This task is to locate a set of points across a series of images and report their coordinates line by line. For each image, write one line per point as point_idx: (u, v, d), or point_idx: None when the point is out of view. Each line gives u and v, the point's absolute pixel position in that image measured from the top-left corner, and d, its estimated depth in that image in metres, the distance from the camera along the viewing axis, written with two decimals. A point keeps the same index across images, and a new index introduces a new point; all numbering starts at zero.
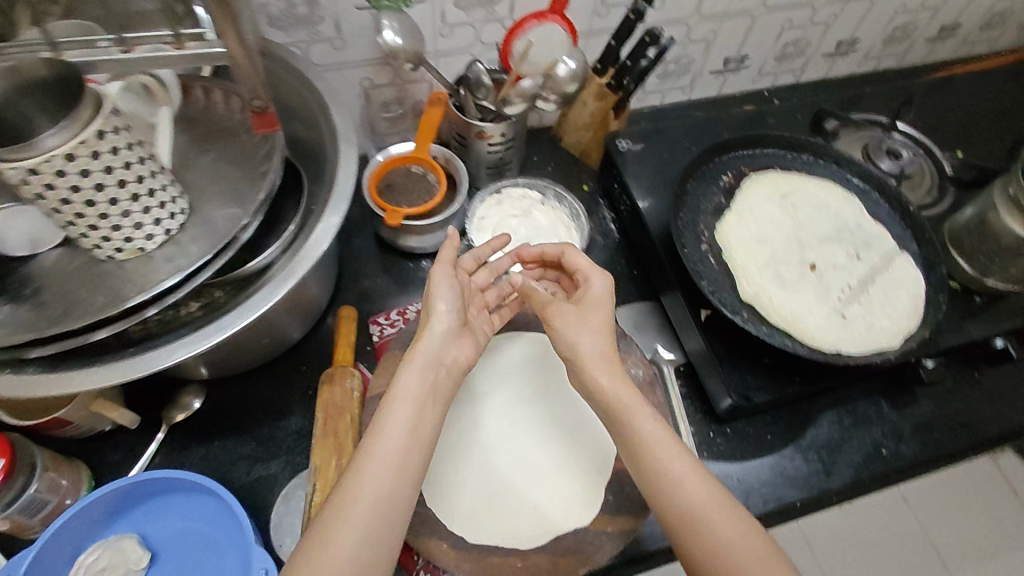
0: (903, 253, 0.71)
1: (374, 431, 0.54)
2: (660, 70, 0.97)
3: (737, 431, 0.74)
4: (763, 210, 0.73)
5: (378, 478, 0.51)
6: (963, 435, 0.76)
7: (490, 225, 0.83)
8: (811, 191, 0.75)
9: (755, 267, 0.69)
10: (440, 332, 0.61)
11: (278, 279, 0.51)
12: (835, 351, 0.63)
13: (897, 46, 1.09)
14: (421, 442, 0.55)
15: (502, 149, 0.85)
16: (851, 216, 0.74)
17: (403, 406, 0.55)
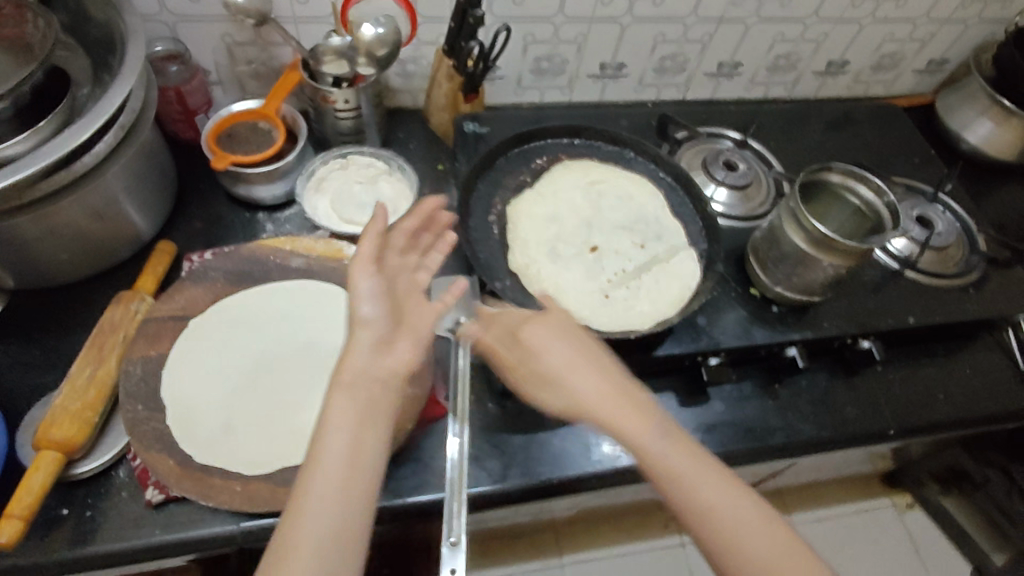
0: (690, 249, 0.76)
1: (313, 448, 0.51)
2: (534, 67, 1.00)
3: (517, 405, 0.76)
4: (566, 195, 0.79)
5: (323, 514, 0.49)
6: (745, 439, 0.76)
7: (329, 186, 0.86)
8: (619, 184, 0.81)
9: (535, 242, 0.75)
10: (367, 341, 0.55)
11: (7, 170, 0.56)
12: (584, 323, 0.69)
13: (783, 74, 1.12)
14: (356, 476, 0.51)
15: (352, 117, 0.88)
16: (651, 209, 0.79)
17: (338, 431, 0.52)
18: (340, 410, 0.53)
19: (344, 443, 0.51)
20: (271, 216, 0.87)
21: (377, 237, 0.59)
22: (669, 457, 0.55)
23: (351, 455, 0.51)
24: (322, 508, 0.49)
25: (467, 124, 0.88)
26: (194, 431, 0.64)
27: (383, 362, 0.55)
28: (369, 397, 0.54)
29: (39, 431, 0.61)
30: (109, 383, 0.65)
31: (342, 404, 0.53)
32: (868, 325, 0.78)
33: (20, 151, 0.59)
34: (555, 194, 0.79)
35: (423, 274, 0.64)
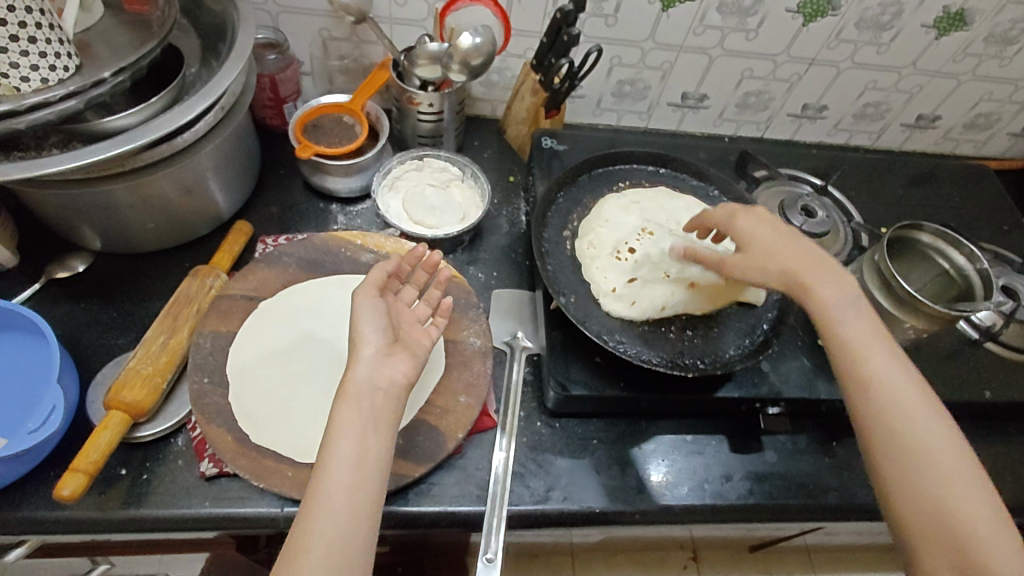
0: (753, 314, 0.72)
1: (324, 450, 0.52)
2: (615, 89, 1.00)
3: (565, 427, 0.75)
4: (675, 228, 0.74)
5: (329, 509, 0.49)
6: (796, 494, 0.73)
7: (403, 186, 0.88)
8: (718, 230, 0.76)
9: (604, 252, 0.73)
10: (368, 355, 0.58)
11: (119, 139, 0.59)
12: (624, 346, 0.68)
13: (868, 123, 1.09)
14: (366, 476, 0.51)
15: (433, 121, 0.89)
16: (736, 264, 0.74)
17: (343, 436, 0.52)
18: (347, 416, 0.53)
19: (349, 448, 0.52)
20: (344, 208, 0.89)
21: (382, 268, 0.65)
22: (854, 326, 0.57)
23: (359, 458, 0.52)
24: (333, 506, 0.49)
25: (545, 139, 0.90)
26: (252, 410, 0.65)
27: (383, 372, 0.57)
28: (373, 404, 0.54)
29: (110, 391, 0.63)
30: (179, 352, 0.67)
31: (350, 412, 0.53)
32: (940, 393, 0.75)
33: (127, 123, 0.62)
34: (660, 221, 0.75)
35: (420, 308, 0.68)
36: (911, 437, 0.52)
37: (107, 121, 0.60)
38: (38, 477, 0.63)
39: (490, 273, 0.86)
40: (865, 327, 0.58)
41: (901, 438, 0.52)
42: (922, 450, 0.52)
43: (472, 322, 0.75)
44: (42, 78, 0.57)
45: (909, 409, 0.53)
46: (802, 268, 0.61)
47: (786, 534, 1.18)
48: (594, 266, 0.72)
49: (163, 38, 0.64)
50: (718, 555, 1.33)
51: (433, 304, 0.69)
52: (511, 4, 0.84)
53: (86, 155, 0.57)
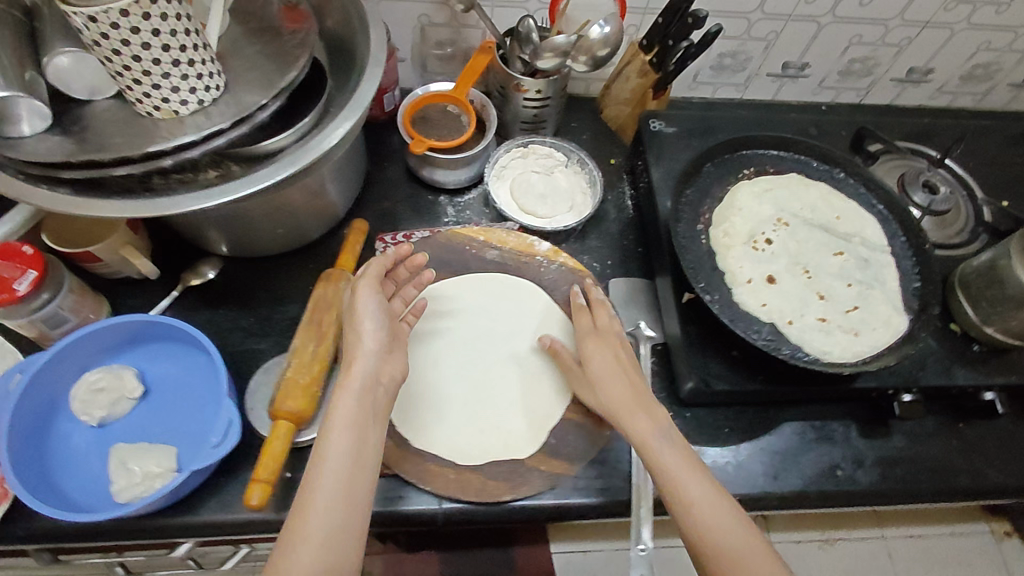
0: (902, 303, 0.69)
1: (323, 435, 0.56)
2: (715, 62, 0.97)
3: (697, 418, 0.76)
4: (810, 220, 0.73)
5: (330, 503, 0.53)
6: (926, 475, 0.75)
7: (510, 176, 0.88)
8: (853, 219, 0.74)
9: (740, 245, 0.70)
10: (372, 351, 0.61)
11: (280, 163, 0.58)
12: (774, 336, 0.65)
13: (975, 84, 1.04)
14: (365, 467, 0.56)
15: (537, 106, 0.88)
16: (871, 252, 0.72)
17: (341, 427, 0.56)
18: (348, 410, 0.57)
19: (348, 444, 0.55)
20: (452, 200, 0.88)
21: (383, 260, 0.67)
22: (669, 458, 0.58)
23: (357, 450, 0.56)
24: (328, 500, 0.53)
25: (651, 121, 0.87)
26: (406, 415, 0.67)
27: (384, 369, 0.62)
28: (372, 399, 0.59)
29: (274, 401, 0.65)
30: (329, 358, 0.68)
31: (346, 407, 0.57)
32: None
33: (283, 147, 0.60)
34: (796, 214, 0.74)
35: (398, 301, 0.69)
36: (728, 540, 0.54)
37: (265, 145, 0.58)
38: (213, 483, 0.66)
39: (605, 262, 0.86)
40: (679, 457, 0.59)
41: (734, 558, 0.54)
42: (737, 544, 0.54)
43: None
44: (199, 100, 0.57)
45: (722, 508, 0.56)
46: (619, 406, 0.62)
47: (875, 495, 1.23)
48: (731, 256, 0.69)
49: (309, 51, 0.62)
50: None
51: (408, 301, 0.70)
52: None
53: (255, 184, 0.56)
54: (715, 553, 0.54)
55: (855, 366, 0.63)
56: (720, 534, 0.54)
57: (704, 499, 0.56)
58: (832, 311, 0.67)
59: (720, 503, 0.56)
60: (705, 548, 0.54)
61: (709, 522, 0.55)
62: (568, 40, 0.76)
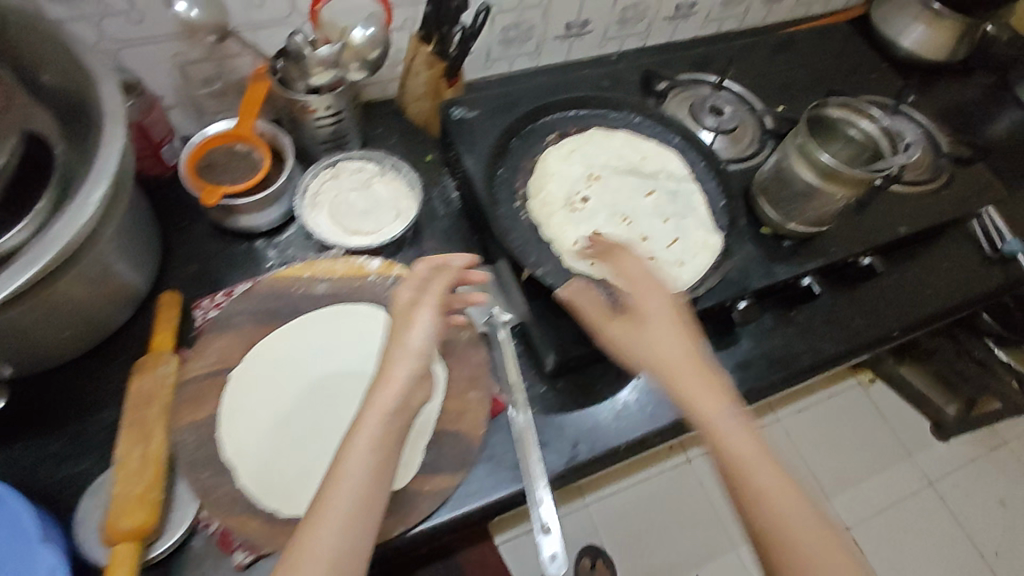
0: (715, 224, 0.73)
1: (339, 464, 0.49)
2: (501, 37, 0.97)
3: (570, 384, 0.77)
4: (617, 169, 0.76)
5: (330, 540, 0.46)
6: (776, 368, 0.82)
7: (325, 200, 0.83)
8: (656, 158, 0.77)
9: (558, 210, 0.71)
10: (409, 371, 0.52)
11: (19, 263, 0.51)
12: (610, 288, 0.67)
13: (735, 7, 1.13)
14: (376, 496, 0.49)
15: (332, 123, 0.83)
16: (678, 185, 0.76)
17: (353, 464, 0.48)
18: (370, 423, 0.50)
19: (352, 488, 0.48)
20: (271, 241, 0.82)
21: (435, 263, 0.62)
22: (737, 443, 0.51)
23: (361, 490, 0.48)
24: (336, 531, 0.46)
25: (450, 110, 0.88)
26: (267, 486, 0.61)
27: (413, 389, 0.53)
28: (399, 412, 0.51)
29: (107, 524, 0.57)
30: (164, 456, 0.61)
31: (363, 437, 0.49)
32: (868, 243, 0.85)
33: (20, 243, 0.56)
34: (604, 166, 0.76)
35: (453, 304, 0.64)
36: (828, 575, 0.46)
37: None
38: None
39: None
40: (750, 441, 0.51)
41: (785, 550, 0.47)
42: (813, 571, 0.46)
43: (454, 316, 0.73)
44: None
45: (798, 508, 0.48)
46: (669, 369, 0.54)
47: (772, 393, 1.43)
48: (553, 223, 0.70)
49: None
50: None
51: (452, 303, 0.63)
52: None
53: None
54: (768, 547, 0.48)
55: (688, 295, 0.66)
56: (774, 525, 0.48)
57: (775, 486, 0.49)
58: (656, 250, 0.70)
59: (792, 495, 0.49)
60: (769, 536, 0.48)
61: (779, 521, 0.48)
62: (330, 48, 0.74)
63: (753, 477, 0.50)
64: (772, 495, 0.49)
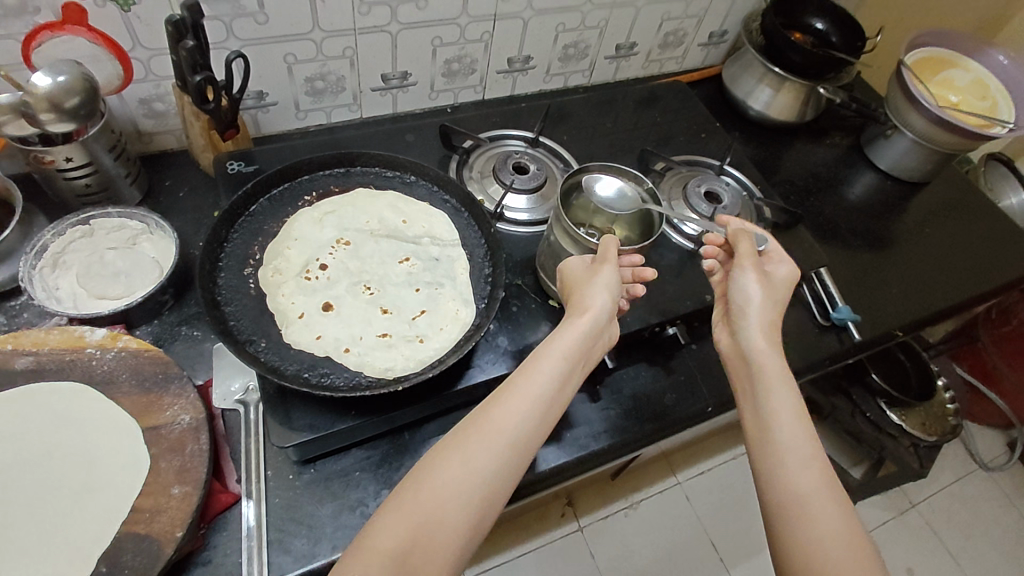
0: (472, 293, 0.67)
1: (535, 363, 0.58)
2: (307, 87, 0.92)
3: (323, 470, 0.68)
4: (373, 233, 0.71)
5: (467, 460, 0.52)
6: (568, 449, 0.75)
7: (71, 262, 0.75)
8: (422, 220, 0.72)
9: (293, 279, 0.65)
10: (555, 352, 0.59)
11: None
12: (333, 367, 0.60)
13: (577, 63, 1.11)
14: (474, 456, 0.52)
15: (86, 174, 0.76)
16: (441, 250, 0.70)
17: (553, 363, 0.58)
18: (491, 411, 0.55)
19: (547, 388, 0.56)
20: (2, 305, 0.73)
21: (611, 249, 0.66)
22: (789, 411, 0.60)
23: (545, 399, 0.56)
24: (451, 472, 0.52)
25: (229, 162, 0.80)
26: None
27: (542, 383, 0.56)
28: (524, 392, 0.56)
29: None
30: None
31: (569, 345, 0.59)
32: (672, 311, 0.81)
33: None
34: (360, 231, 0.70)
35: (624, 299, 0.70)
36: (806, 508, 0.54)
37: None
38: None
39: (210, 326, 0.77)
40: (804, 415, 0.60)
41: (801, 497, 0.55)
42: (806, 500, 0.55)
43: (178, 396, 0.65)
44: None
45: (803, 461, 0.57)
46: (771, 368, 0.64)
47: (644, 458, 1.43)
48: (282, 294, 0.64)
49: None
50: (591, 492, 1.48)
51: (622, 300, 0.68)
52: (131, 24, 0.72)
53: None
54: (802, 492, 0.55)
55: (419, 375, 0.60)
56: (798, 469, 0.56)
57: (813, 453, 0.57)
58: (398, 323, 0.65)
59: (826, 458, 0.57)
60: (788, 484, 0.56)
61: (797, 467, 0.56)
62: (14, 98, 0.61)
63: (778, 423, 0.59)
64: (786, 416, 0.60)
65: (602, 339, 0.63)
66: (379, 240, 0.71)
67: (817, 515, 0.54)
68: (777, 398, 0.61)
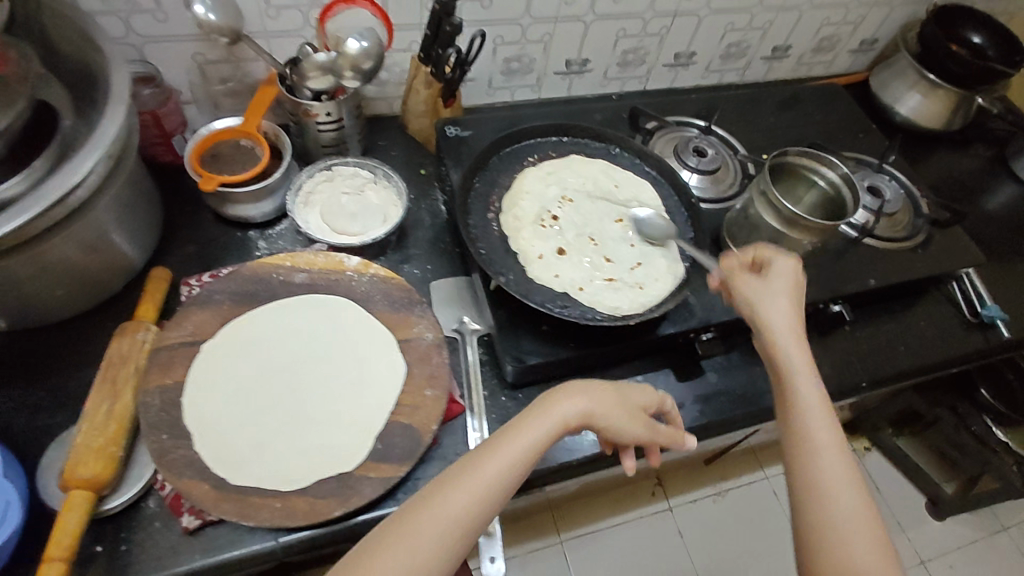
0: (677, 254, 0.78)
1: (519, 421, 0.61)
2: (504, 67, 1.03)
3: (529, 396, 0.79)
4: (591, 193, 0.81)
5: (461, 495, 0.55)
6: (738, 404, 0.83)
7: (318, 200, 0.87)
8: (630, 187, 0.82)
9: (529, 225, 0.76)
10: (545, 413, 0.62)
11: (12, 213, 0.56)
12: (570, 302, 0.72)
13: (734, 61, 1.19)
14: (479, 493, 0.55)
15: (334, 129, 0.89)
16: (648, 213, 0.80)
17: (537, 422, 0.61)
18: (487, 456, 0.58)
19: (529, 443, 0.59)
20: (263, 233, 0.88)
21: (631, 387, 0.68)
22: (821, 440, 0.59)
23: (513, 466, 0.57)
24: (443, 507, 0.54)
25: (447, 128, 0.84)
26: (221, 453, 0.64)
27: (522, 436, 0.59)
28: (509, 443, 0.59)
29: (64, 472, 0.60)
30: (128, 416, 0.65)
31: (553, 415, 0.62)
32: (837, 290, 0.88)
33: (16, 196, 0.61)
34: (579, 190, 0.81)
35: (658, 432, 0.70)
36: (840, 530, 0.55)
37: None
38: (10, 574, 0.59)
39: (425, 267, 0.89)
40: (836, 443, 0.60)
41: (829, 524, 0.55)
42: (843, 517, 0.55)
43: (422, 318, 0.76)
44: None
45: (841, 485, 0.57)
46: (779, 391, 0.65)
47: (743, 444, 1.49)
48: (523, 237, 0.75)
49: (29, 96, 0.61)
50: (685, 472, 1.55)
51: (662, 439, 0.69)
52: (388, 2, 0.85)
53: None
54: (819, 520, 0.56)
55: (643, 316, 0.71)
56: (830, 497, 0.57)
57: (840, 480, 0.57)
58: (618, 271, 0.75)
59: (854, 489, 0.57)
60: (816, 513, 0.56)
61: (824, 493, 0.57)
62: (328, 57, 0.79)
63: (813, 434, 0.60)
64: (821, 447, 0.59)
65: (603, 434, 0.65)
66: (596, 198, 0.81)
67: (852, 533, 0.55)
68: (806, 410, 0.61)
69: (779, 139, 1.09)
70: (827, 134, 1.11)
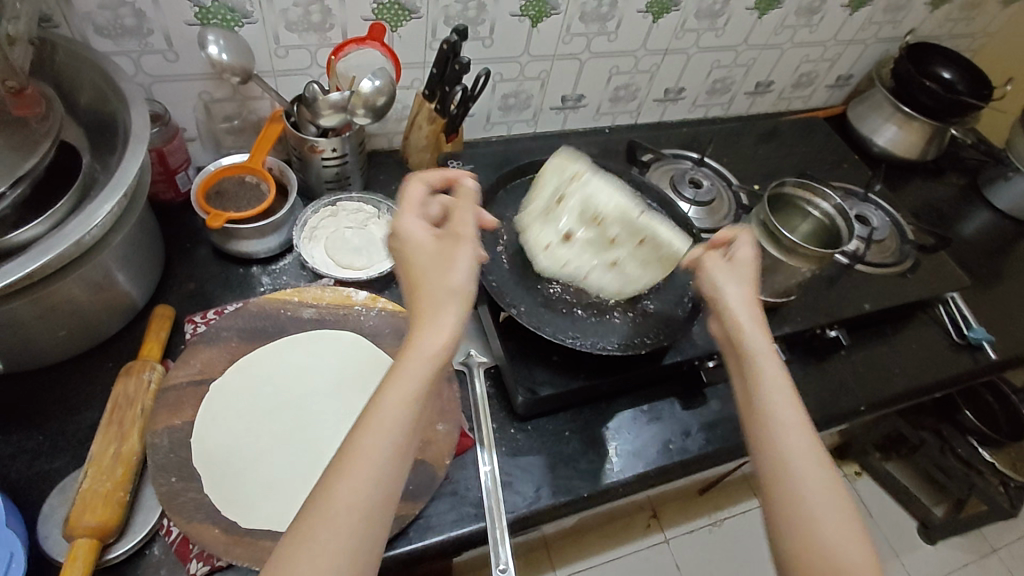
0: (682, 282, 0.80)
1: (377, 398, 0.48)
2: (501, 103, 1.06)
3: (538, 428, 0.79)
4: None
5: (323, 525, 0.43)
6: (743, 431, 0.84)
7: (321, 235, 0.88)
8: None
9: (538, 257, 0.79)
10: (410, 372, 0.49)
11: (32, 253, 0.56)
12: (580, 332, 0.73)
13: (720, 96, 1.24)
14: (346, 513, 0.44)
15: (337, 164, 0.89)
16: None
17: (398, 386, 0.48)
18: (343, 461, 0.46)
19: (393, 427, 0.47)
20: (266, 269, 0.87)
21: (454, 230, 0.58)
22: (783, 410, 0.54)
23: (383, 459, 0.46)
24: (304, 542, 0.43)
25: (451, 164, 0.88)
26: (230, 495, 0.62)
27: (387, 422, 0.47)
28: (375, 435, 0.46)
29: (69, 519, 0.58)
30: (135, 458, 0.63)
31: (418, 369, 0.49)
32: (832, 316, 0.90)
33: (34, 235, 0.60)
34: None
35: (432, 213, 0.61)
36: (818, 520, 0.49)
37: (12, 235, 0.59)
38: None
39: None
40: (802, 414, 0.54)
41: (814, 516, 0.49)
42: (818, 506, 0.49)
43: None
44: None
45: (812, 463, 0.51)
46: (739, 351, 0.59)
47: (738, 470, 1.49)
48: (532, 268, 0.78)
49: (54, 136, 0.61)
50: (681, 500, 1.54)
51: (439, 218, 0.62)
52: (393, 42, 0.88)
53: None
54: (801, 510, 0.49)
55: (651, 344, 0.73)
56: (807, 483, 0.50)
57: (814, 462, 0.51)
58: (624, 300, 0.78)
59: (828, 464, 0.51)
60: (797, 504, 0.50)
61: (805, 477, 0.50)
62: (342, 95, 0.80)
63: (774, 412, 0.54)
64: (783, 422, 0.53)
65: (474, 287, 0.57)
66: None
67: (827, 522, 0.49)
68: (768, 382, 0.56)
69: (766, 170, 1.13)
70: (811, 165, 1.15)
